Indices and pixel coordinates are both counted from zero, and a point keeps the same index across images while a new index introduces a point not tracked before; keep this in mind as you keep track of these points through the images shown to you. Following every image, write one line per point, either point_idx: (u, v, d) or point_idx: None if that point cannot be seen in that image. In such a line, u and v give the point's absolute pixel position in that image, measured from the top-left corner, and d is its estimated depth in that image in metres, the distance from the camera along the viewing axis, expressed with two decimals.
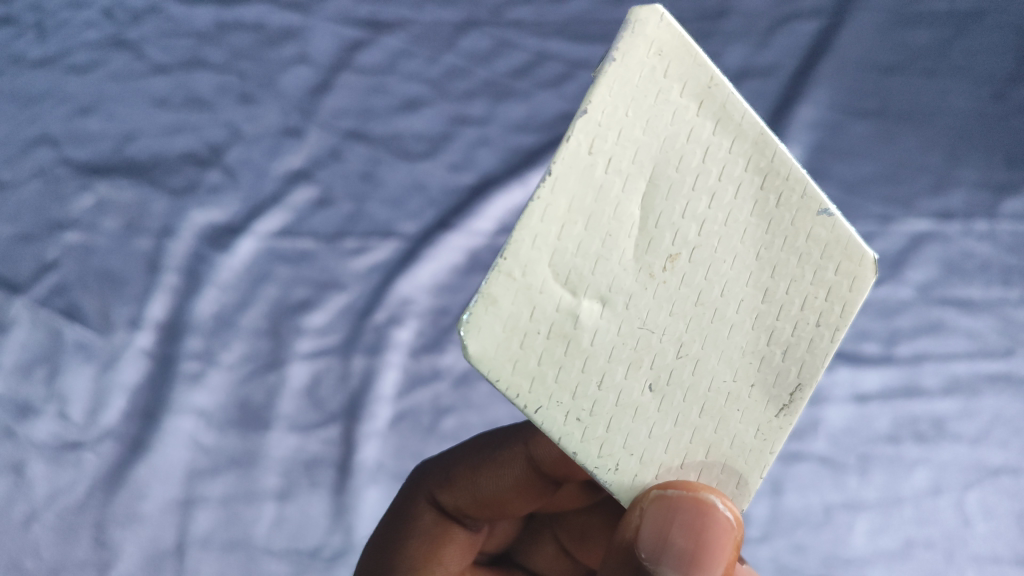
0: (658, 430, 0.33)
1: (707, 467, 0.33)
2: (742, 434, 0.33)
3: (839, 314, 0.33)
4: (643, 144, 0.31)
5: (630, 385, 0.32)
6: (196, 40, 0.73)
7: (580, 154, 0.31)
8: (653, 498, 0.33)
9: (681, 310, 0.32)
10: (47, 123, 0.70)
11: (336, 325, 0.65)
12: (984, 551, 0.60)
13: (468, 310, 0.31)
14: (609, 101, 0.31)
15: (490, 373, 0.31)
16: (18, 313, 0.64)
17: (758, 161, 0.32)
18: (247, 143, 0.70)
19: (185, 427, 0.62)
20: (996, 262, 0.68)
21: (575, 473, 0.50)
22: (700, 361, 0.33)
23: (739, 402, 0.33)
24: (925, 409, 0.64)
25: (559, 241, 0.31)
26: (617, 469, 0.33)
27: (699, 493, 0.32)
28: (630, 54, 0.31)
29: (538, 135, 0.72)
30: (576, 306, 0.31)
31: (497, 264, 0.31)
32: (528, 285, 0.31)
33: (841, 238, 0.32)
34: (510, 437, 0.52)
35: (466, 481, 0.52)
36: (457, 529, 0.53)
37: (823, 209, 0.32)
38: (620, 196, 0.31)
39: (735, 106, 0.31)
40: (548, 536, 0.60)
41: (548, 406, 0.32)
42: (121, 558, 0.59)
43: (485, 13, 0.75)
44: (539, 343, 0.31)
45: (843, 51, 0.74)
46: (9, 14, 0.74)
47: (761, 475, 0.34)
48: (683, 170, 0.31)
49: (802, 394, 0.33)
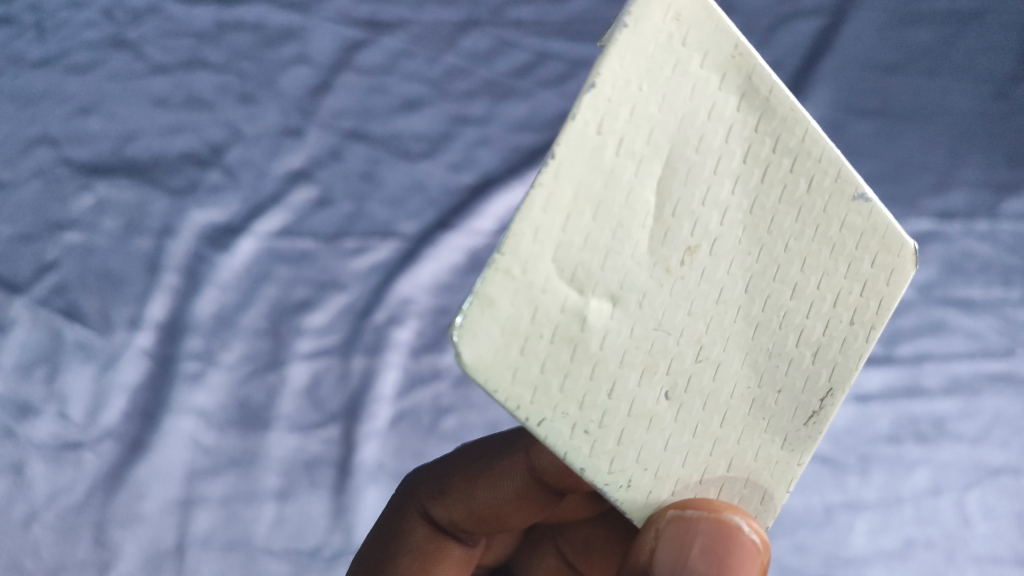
0: (674, 441, 0.33)
1: (729, 483, 0.34)
2: (766, 445, 0.34)
3: (874, 312, 0.34)
4: (658, 121, 0.31)
5: (645, 393, 0.33)
6: (197, 40, 0.73)
7: (589, 134, 0.30)
8: (671, 518, 0.33)
9: (700, 309, 0.32)
10: (47, 123, 0.70)
11: (336, 325, 0.65)
12: (985, 551, 0.60)
13: (463, 312, 0.30)
14: (619, 74, 0.30)
15: (488, 383, 0.31)
16: (18, 313, 0.64)
17: (787, 141, 0.32)
18: (248, 143, 0.70)
19: (186, 427, 0.62)
20: (997, 262, 0.68)
21: (579, 483, 0.50)
22: (721, 364, 0.33)
23: (764, 409, 0.34)
24: (926, 409, 0.64)
25: (564, 233, 0.30)
26: (630, 485, 0.33)
27: (720, 514, 0.33)
28: (644, 19, 0.30)
29: (539, 134, 0.72)
30: (583, 306, 0.31)
31: (494, 261, 0.30)
32: (530, 284, 0.30)
33: (879, 226, 0.33)
34: (509, 447, 0.52)
35: (460, 494, 0.52)
36: (451, 542, 0.54)
37: (859, 193, 0.32)
38: (633, 181, 0.31)
39: (762, 78, 0.31)
40: (549, 546, 0.60)
41: (553, 418, 0.32)
42: (121, 558, 0.58)
43: (486, 13, 0.75)
44: (543, 348, 0.31)
45: (843, 50, 0.74)
46: (10, 15, 0.74)
47: (787, 488, 0.35)
48: (702, 152, 0.31)
49: (834, 400, 0.34)
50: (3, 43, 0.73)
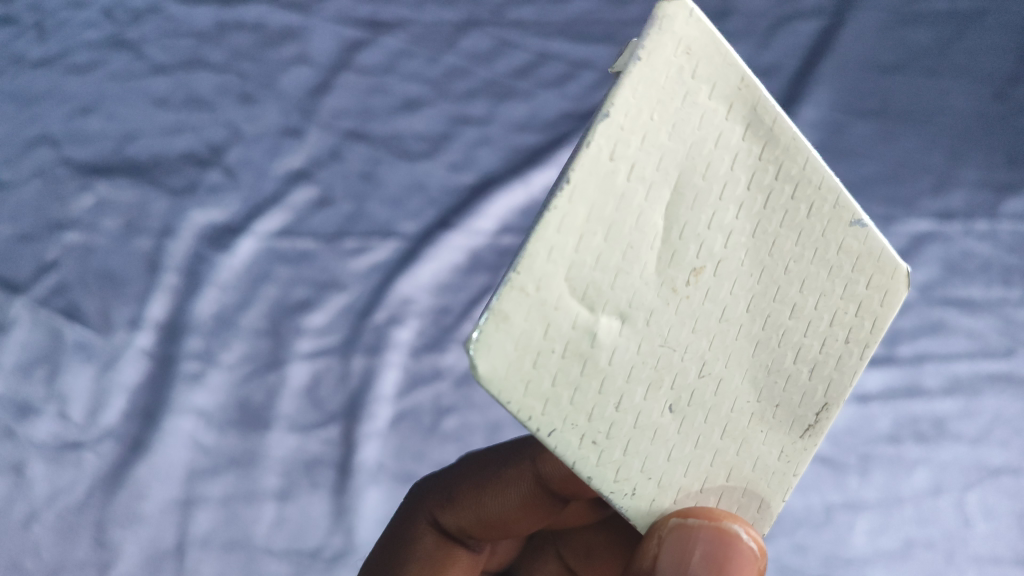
0: (677, 452, 0.33)
1: (729, 491, 0.34)
2: (764, 456, 0.34)
3: (868, 330, 0.34)
4: (667, 149, 0.31)
5: (649, 406, 0.33)
6: (200, 40, 0.74)
7: (601, 160, 0.30)
8: (673, 527, 0.33)
9: (704, 326, 0.32)
10: (47, 123, 0.71)
11: (336, 325, 0.65)
12: (985, 551, 0.60)
13: (478, 328, 0.30)
14: (632, 104, 0.30)
15: (502, 395, 0.31)
16: (18, 313, 0.64)
17: (790, 169, 0.32)
18: (248, 143, 0.70)
19: (186, 427, 0.62)
20: (997, 261, 0.68)
21: (584, 489, 0.50)
22: (723, 379, 0.33)
23: (763, 422, 0.34)
24: (926, 409, 0.64)
25: (577, 253, 0.30)
26: (635, 494, 0.33)
27: (721, 522, 0.33)
28: (656, 51, 0.30)
29: (539, 135, 0.72)
30: (594, 323, 0.31)
31: (510, 278, 0.30)
32: (543, 301, 0.30)
33: (874, 250, 0.33)
34: (517, 454, 0.52)
35: (469, 500, 0.52)
36: (458, 548, 0.54)
37: (856, 219, 0.32)
38: (643, 206, 0.31)
39: (766, 108, 0.31)
40: (550, 553, 0.60)
41: (563, 428, 0.32)
42: (121, 558, 0.58)
43: (486, 13, 0.75)
44: (554, 362, 0.31)
45: (843, 51, 0.74)
46: (10, 15, 0.74)
47: (783, 498, 0.35)
48: (709, 178, 0.31)
49: (829, 414, 0.34)
50: (3, 43, 0.73)
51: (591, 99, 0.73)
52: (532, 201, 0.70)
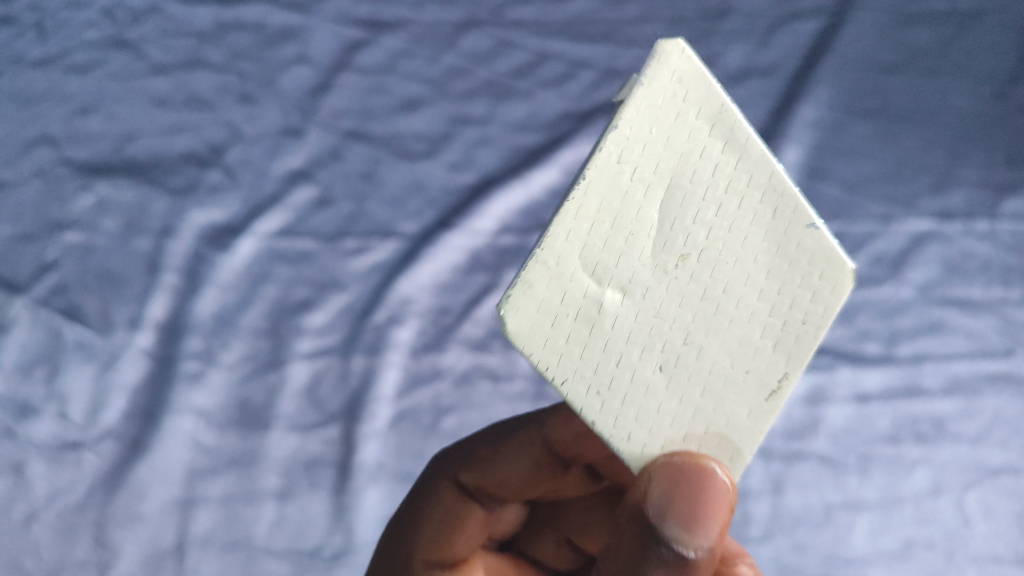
0: (665, 408, 0.32)
1: (705, 441, 0.32)
2: (739, 418, 0.32)
3: (820, 316, 0.32)
4: (665, 156, 0.33)
5: (642, 366, 0.32)
6: (202, 41, 0.74)
7: (610, 162, 0.32)
8: (660, 465, 0.32)
9: (689, 301, 0.32)
10: (47, 123, 0.71)
11: (336, 325, 0.65)
12: (984, 550, 0.59)
13: (508, 292, 0.33)
14: (635, 117, 0.33)
15: (525, 348, 0.33)
16: (18, 313, 0.64)
17: (759, 178, 0.32)
18: (248, 143, 0.70)
19: (186, 427, 0.62)
20: (997, 261, 0.68)
21: (589, 451, 0.51)
22: (706, 348, 0.32)
23: (736, 388, 0.32)
24: (925, 409, 0.64)
25: (588, 237, 0.32)
26: (627, 442, 0.32)
27: (698, 459, 0.32)
28: (655, 78, 0.33)
29: (538, 134, 0.72)
30: (601, 295, 0.32)
31: (535, 253, 0.33)
32: (561, 273, 0.32)
33: (826, 251, 0.32)
34: (526, 420, 0.52)
35: (480, 463, 0.52)
36: (475, 504, 0.53)
37: (811, 222, 0.32)
38: (642, 200, 0.32)
39: (742, 130, 0.32)
40: (548, 530, 0.59)
41: (574, 379, 0.32)
42: (121, 558, 0.58)
43: (485, 13, 0.76)
44: (570, 324, 0.32)
45: (842, 51, 0.75)
46: (14, 18, 0.76)
47: (751, 453, 0.32)
48: (695, 181, 0.32)
49: (789, 384, 0.32)
50: (7, 45, 0.74)
51: (591, 98, 0.73)
52: (532, 201, 0.70)
